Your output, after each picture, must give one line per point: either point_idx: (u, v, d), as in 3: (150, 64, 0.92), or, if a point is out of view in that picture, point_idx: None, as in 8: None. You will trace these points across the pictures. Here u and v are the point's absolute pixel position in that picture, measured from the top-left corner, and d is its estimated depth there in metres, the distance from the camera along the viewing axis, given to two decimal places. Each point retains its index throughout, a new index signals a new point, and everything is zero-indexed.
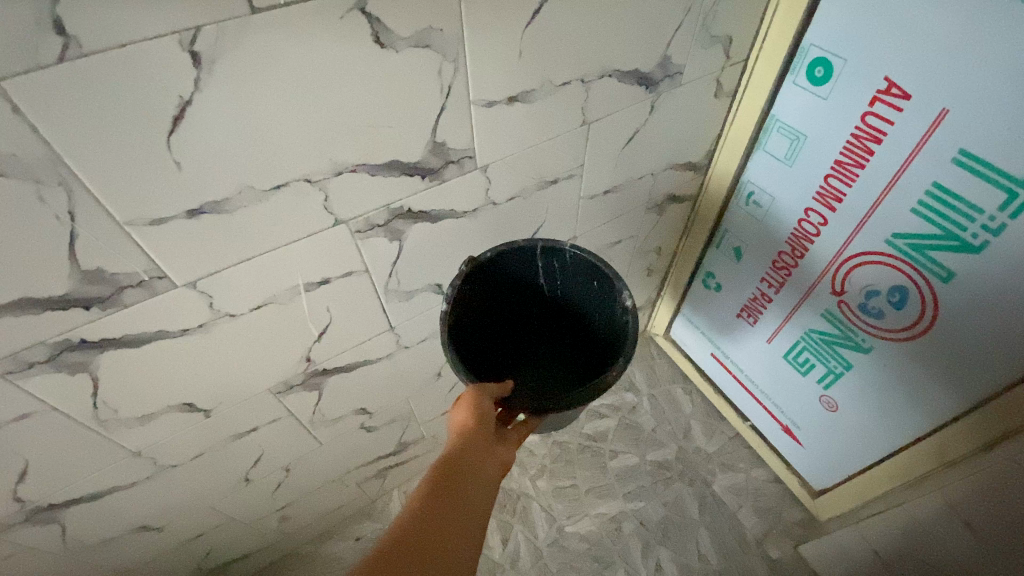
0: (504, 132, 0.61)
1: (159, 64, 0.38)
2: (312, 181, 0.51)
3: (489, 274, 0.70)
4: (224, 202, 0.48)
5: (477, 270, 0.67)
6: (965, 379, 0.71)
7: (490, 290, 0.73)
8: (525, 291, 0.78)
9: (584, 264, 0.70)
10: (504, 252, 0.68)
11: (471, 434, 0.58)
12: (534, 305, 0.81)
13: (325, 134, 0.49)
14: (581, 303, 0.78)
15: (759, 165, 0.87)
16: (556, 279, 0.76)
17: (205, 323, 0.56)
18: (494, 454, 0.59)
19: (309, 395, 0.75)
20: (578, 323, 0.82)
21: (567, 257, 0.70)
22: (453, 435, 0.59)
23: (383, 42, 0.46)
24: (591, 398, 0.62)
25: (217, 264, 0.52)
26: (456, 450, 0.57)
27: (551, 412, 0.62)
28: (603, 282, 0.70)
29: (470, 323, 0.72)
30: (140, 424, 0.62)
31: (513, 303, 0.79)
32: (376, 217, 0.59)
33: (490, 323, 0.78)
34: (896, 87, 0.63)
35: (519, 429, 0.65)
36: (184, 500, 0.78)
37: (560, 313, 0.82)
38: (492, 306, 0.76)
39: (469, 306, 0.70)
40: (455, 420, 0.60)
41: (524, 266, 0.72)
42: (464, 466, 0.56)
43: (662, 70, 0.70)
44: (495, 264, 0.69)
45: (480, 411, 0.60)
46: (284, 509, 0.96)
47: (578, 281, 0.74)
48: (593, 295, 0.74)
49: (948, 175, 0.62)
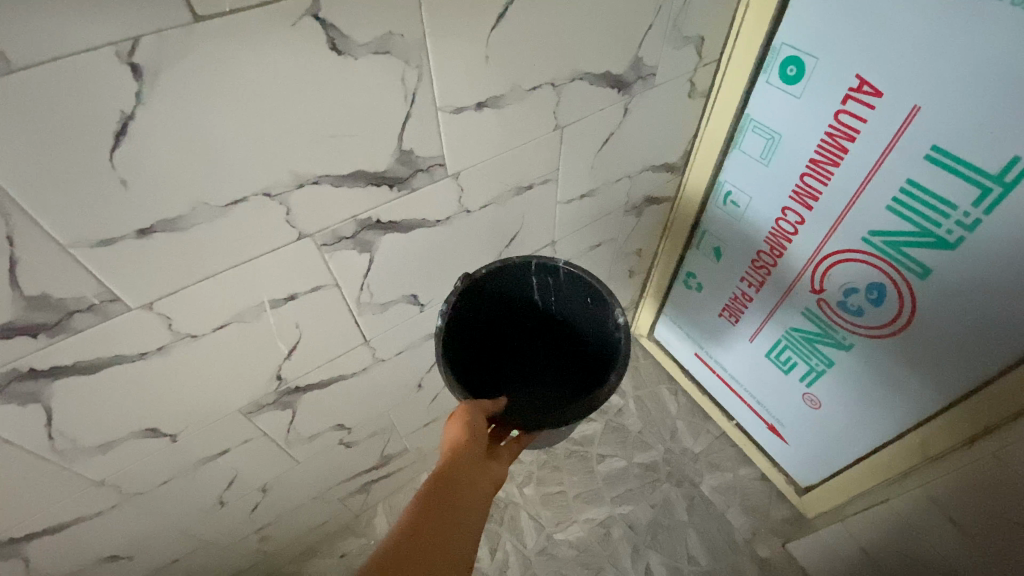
0: (475, 138, 0.59)
1: (98, 77, 0.36)
2: (272, 195, 0.49)
3: (484, 291, 0.69)
4: (177, 220, 0.46)
5: (471, 287, 0.66)
6: (944, 373, 0.71)
7: (484, 305, 0.72)
8: (519, 307, 0.77)
9: (578, 281, 0.69)
10: (497, 268, 0.67)
11: (464, 449, 0.57)
12: (527, 320, 0.80)
13: (283, 146, 0.46)
14: (575, 319, 0.76)
15: (735, 165, 0.86)
16: (551, 295, 0.74)
17: (166, 345, 0.54)
18: (486, 470, 0.58)
19: (282, 413, 0.72)
20: (572, 338, 0.80)
21: (561, 273, 0.69)
22: (446, 451, 0.57)
23: (341, 49, 0.44)
24: (583, 415, 0.61)
25: (174, 284, 0.49)
26: (449, 465, 0.55)
27: (549, 428, 0.61)
28: (597, 299, 0.69)
29: (466, 338, 0.71)
30: (101, 452, 0.59)
31: (508, 319, 0.78)
32: (343, 229, 0.57)
33: (485, 338, 0.77)
34: (867, 85, 0.63)
35: (512, 445, 0.64)
36: (156, 526, 0.75)
37: (554, 328, 0.80)
38: (486, 322, 0.75)
39: (464, 321, 0.69)
40: (447, 435, 0.59)
41: (519, 282, 0.71)
42: (456, 481, 0.55)
43: (635, 71, 0.69)
44: (489, 280, 0.68)
45: (474, 427, 0.58)
46: (264, 529, 0.93)
47: (572, 298, 0.73)
48: (587, 312, 0.73)
49: (921, 172, 0.62)
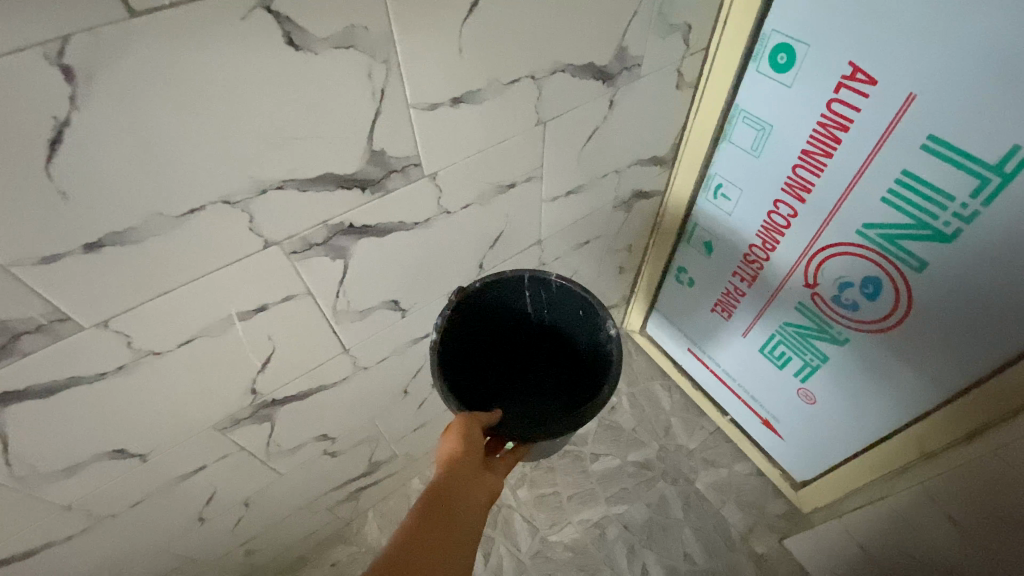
0: (451, 135, 0.56)
1: (23, 81, 0.33)
2: (232, 203, 0.46)
3: (478, 305, 0.68)
4: (128, 233, 0.42)
5: (465, 302, 0.64)
6: (942, 368, 0.69)
7: (480, 320, 0.70)
8: (515, 322, 0.75)
9: (571, 294, 0.67)
10: (490, 282, 0.65)
11: (460, 465, 0.55)
12: (519, 333, 0.78)
13: (241, 151, 0.43)
14: (567, 332, 0.74)
15: (725, 157, 0.83)
16: (544, 308, 0.73)
17: (127, 364, 0.50)
18: (483, 483, 0.56)
19: (260, 427, 0.69)
20: (564, 351, 0.77)
21: (554, 287, 0.67)
22: (441, 466, 0.55)
23: (298, 44, 0.40)
24: (577, 427, 0.60)
25: (131, 300, 0.46)
26: (443, 483, 0.54)
27: (545, 440, 0.59)
28: (589, 313, 0.67)
29: (460, 352, 0.69)
30: (65, 476, 0.56)
31: (502, 331, 0.76)
32: (314, 236, 0.53)
33: (482, 355, 0.75)
34: (861, 72, 0.60)
35: (506, 458, 0.61)
36: (132, 547, 0.72)
37: (547, 342, 0.78)
38: (480, 336, 0.72)
39: (459, 337, 0.67)
40: (442, 450, 0.56)
41: (513, 296, 0.70)
42: (450, 499, 0.53)
43: (619, 62, 0.66)
44: (483, 292, 0.66)
45: (471, 442, 0.56)
46: (249, 542, 0.91)
47: (566, 311, 0.71)
48: (579, 325, 0.71)
49: (917, 163, 0.59)
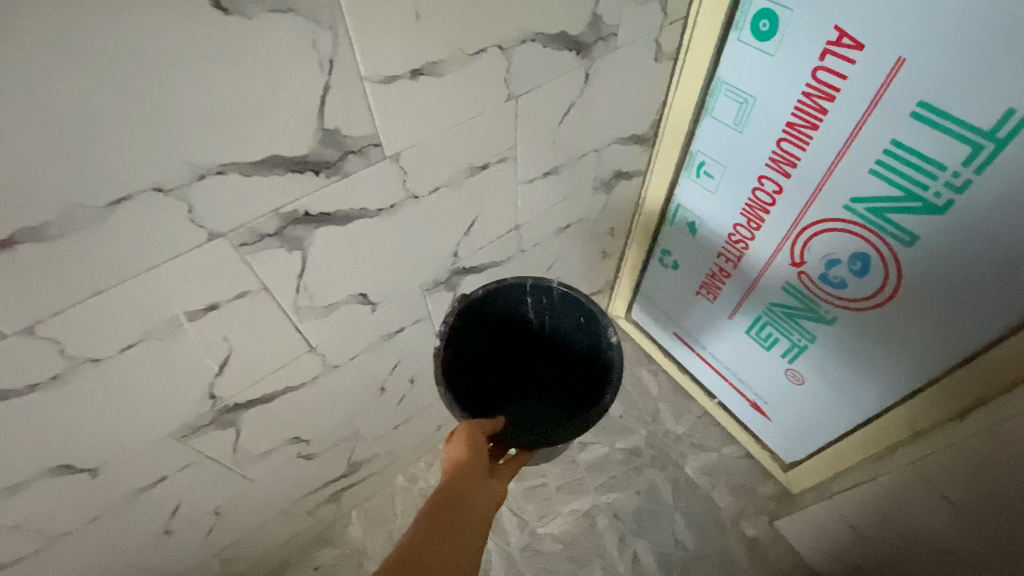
0: (413, 112, 0.52)
1: None
2: (166, 190, 0.41)
3: (480, 314, 0.65)
4: (45, 228, 0.38)
5: (466, 310, 0.62)
6: (932, 344, 0.68)
7: (482, 329, 0.67)
8: (517, 331, 0.72)
9: (573, 303, 0.65)
10: (491, 290, 0.63)
11: (464, 469, 0.53)
12: (522, 343, 0.74)
13: (172, 132, 0.39)
14: (570, 341, 0.71)
15: (708, 132, 0.80)
16: (545, 316, 0.69)
17: (62, 373, 0.46)
18: (488, 489, 0.54)
19: (224, 432, 0.65)
20: (567, 360, 0.74)
21: (555, 295, 0.65)
22: (446, 471, 0.53)
23: (227, 7, 0.36)
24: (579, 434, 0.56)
25: (58, 303, 0.41)
26: (447, 489, 0.52)
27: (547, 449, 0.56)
28: (591, 321, 0.64)
29: (464, 363, 0.66)
30: (6, 497, 0.51)
31: (504, 341, 0.73)
32: (265, 225, 0.49)
33: (485, 364, 0.72)
34: (847, 37, 0.57)
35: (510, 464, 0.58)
36: (93, 564, 0.67)
37: (550, 352, 0.75)
38: (483, 345, 0.69)
39: (461, 347, 0.64)
40: (447, 455, 0.54)
41: (514, 304, 0.67)
42: (455, 506, 0.51)
43: (594, 31, 0.62)
44: (484, 300, 0.63)
45: (477, 446, 0.54)
46: (225, 551, 0.86)
47: (567, 319, 0.68)
48: (581, 333, 0.68)
49: (907, 131, 0.57)
